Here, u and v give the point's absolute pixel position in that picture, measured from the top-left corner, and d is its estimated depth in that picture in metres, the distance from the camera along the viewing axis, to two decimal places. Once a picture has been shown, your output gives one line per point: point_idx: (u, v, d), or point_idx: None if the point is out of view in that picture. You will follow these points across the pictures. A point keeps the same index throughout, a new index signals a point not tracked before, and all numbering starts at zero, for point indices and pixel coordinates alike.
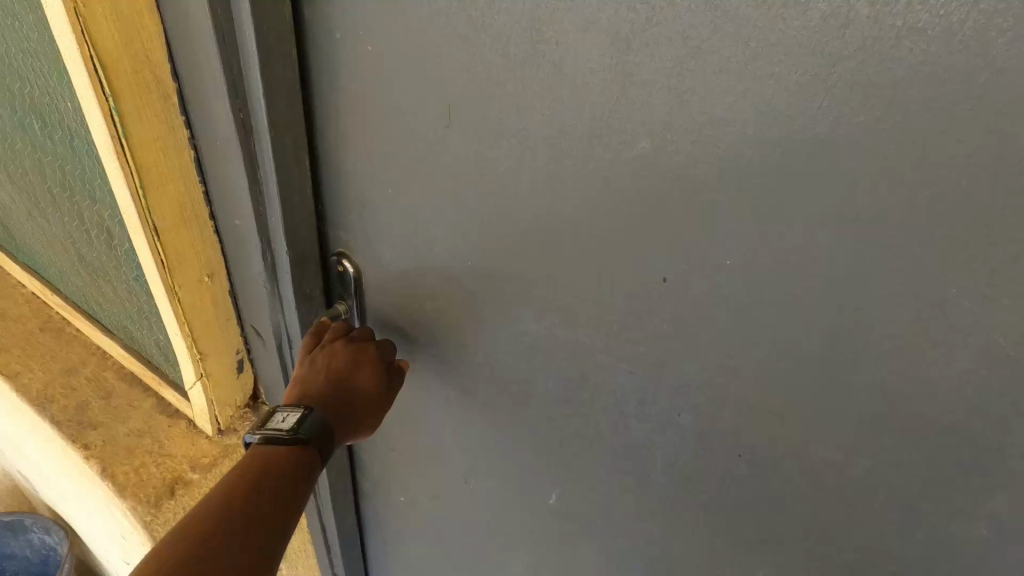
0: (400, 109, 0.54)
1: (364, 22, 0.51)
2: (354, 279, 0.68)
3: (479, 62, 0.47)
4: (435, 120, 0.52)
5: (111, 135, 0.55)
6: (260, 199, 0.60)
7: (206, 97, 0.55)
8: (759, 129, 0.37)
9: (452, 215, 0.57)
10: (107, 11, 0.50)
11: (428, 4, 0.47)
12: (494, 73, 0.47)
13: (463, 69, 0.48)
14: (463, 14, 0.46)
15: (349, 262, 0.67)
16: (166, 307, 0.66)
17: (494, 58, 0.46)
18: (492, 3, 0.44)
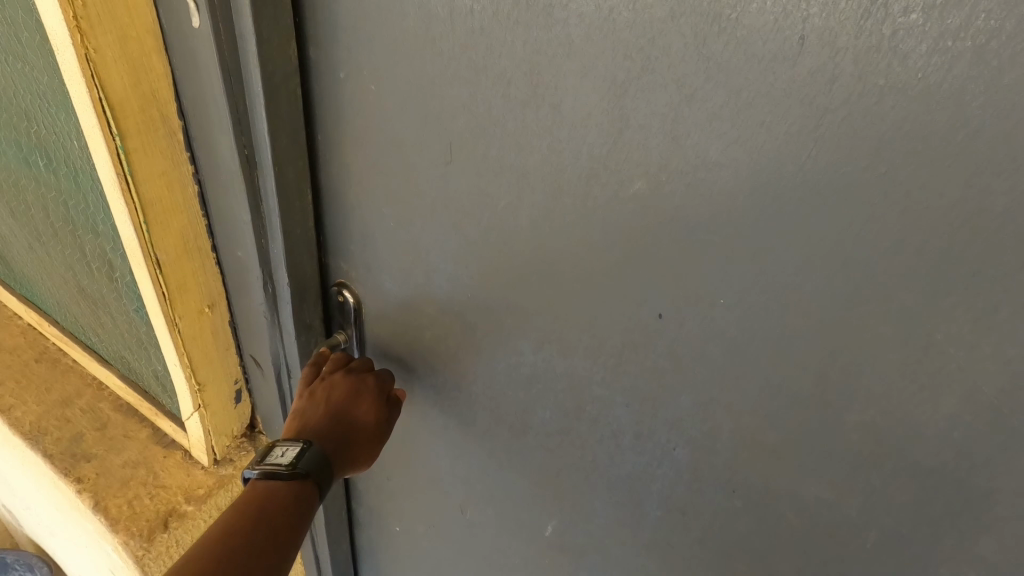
0: (401, 147, 0.55)
1: (368, 64, 0.53)
2: (354, 309, 0.68)
3: (480, 103, 0.49)
4: (435, 158, 0.54)
5: (117, 172, 0.55)
6: (262, 232, 0.61)
7: (212, 133, 0.57)
8: (751, 173, 0.39)
9: (451, 249, 0.58)
10: (116, 55, 0.51)
11: (431, 47, 0.49)
12: (495, 113, 0.48)
13: (464, 109, 0.50)
14: (465, 58, 0.48)
15: (349, 293, 0.68)
16: (166, 339, 0.66)
17: (494, 99, 0.48)
18: (494, 49, 0.46)
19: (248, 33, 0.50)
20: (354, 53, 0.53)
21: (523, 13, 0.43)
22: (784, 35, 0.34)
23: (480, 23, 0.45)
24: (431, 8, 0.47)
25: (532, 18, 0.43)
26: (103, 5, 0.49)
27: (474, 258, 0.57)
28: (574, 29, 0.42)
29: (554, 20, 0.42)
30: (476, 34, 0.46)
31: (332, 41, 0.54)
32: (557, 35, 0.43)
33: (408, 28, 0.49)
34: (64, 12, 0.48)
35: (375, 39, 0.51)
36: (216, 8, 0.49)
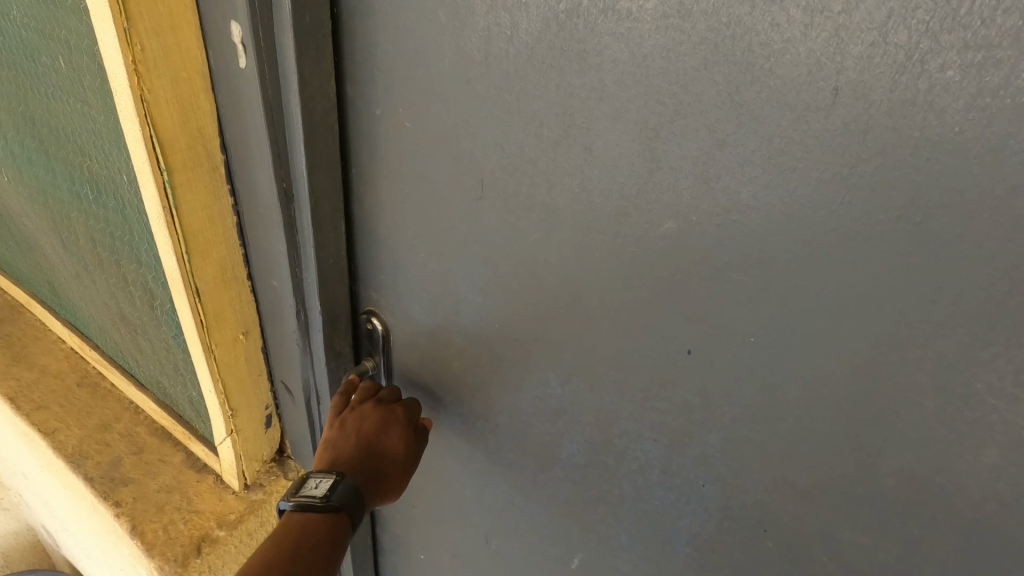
0: (434, 184, 0.57)
1: (404, 104, 0.55)
2: (383, 336, 0.70)
3: (513, 141, 0.50)
4: (467, 194, 0.55)
5: (163, 206, 0.57)
6: (297, 262, 0.63)
7: (253, 169, 0.59)
8: (784, 217, 0.39)
9: (480, 283, 0.59)
10: (168, 96, 0.53)
11: (466, 89, 0.50)
12: (527, 152, 0.50)
13: (497, 146, 0.51)
14: (500, 99, 0.49)
15: (378, 321, 0.69)
16: (202, 365, 0.68)
17: (526, 139, 0.49)
18: (527, 91, 0.47)
19: (292, 75, 0.52)
20: (390, 94, 0.55)
21: (558, 57, 0.45)
22: (816, 85, 0.35)
23: (514, 66, 0.47)
24: (468, 52, 0.49)
25: (566, 63, 0.44)
26: (159, 49, 0.51)
27: (502, 291, 0.58)
28: (607, 74, 0.43)
29: (587, 65, 0.43)
30: (509, 78, 0.48)
31: (370, 82, 0.56)
32: (590, 79, 0.44)
33: (443, 71, 0.51)
34: (124, 56, 0.50)
35: (411, 80, 0.53)
36: (263, 53, 0.52)
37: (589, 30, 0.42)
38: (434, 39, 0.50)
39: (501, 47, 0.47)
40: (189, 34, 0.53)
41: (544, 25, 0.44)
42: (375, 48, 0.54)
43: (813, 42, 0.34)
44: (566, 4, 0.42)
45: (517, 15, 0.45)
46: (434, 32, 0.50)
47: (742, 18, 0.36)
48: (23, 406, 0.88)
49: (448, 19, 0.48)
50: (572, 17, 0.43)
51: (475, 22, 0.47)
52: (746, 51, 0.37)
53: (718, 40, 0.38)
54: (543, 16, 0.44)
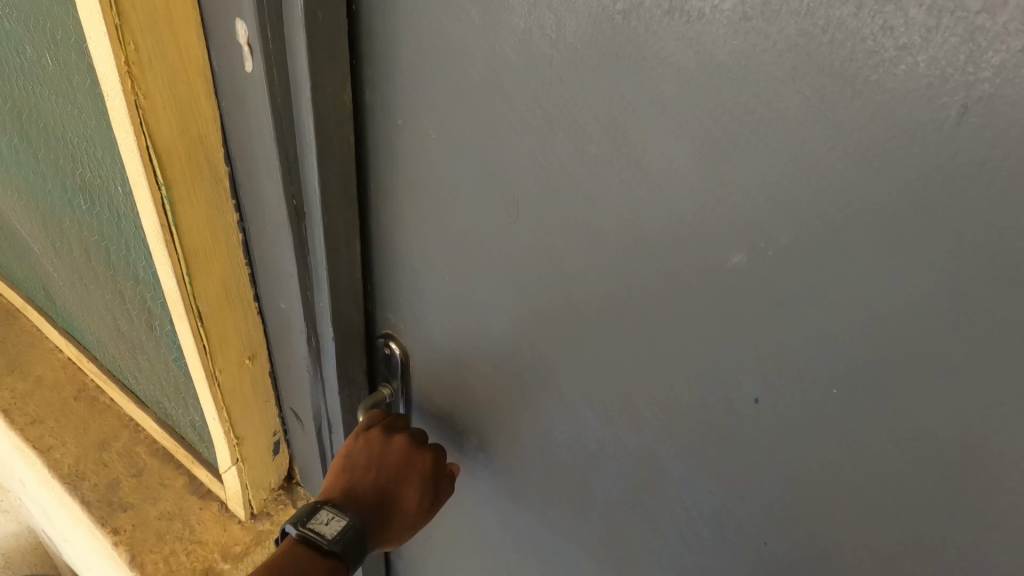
0: (461, 200, 0.51)
1: (428, 112, 0.49)
2: (401, 362, 0.65)
3: (553, 157, 0.44)
4: (498, 212, 0.50)
5: (161, 223, 0.52)
6: (308, 283, 0.58)
7: (260, 183, 0.53)
8: (883, 252, 0.33)
9: (512, 309, 0.53)
10: (166, 101, 0.47)
11: (500, 97, 0.44)
12: (570, 169, 0.44)
13: (534, 161, 0.45)
14: (539, 111, 0.43)
15: (396, 344, 0.64)
16: (205, 391, 0.63)
17: (568, 154, 0.43)
18: (572, 101, 0.41)
19: (303, 80, 0.47)
20: (412, 100, 0.49)
21: (611, 63, 0.39)
22: (938, 101, 0.29)
23: (558, 74, 0.41)
24: (503, 54, 0.43)
25: (620, 72, 0.39)
26: (155, 48, 0.45)
27: (535, 319, 0.52)
28: (670, 84, 0.37)
29: (647, 71, 0.38)
30: (551, 84, 0.42)
31: (389, 87, 0.50)
32: (649, 86, 0.38)
33: (474, 75, 0.45)
34: (115, 57, 0.44)
35: (437, 86, 0.47)
36: (271, 55, 0.46)
37: (649, 34, 0.36)
38: (464, 40, 0.44)
39: (543, 50, 0.41)
40: (189, 32, 0.47)
41: (594, 27, 0.38)
42: (396, 49, 0.48)
43: (937, 49, 0.28)
44: (624, 3, 0.36)
45: (564, 16, 0.39)
46: (464, 32, 0.44)
47: (845, 21, 0.30)
48: (16, 420, 0.84)
49: (481, 16, 0.42)
50: (629, 18, 0.37)
51: (514, 23, 0.41)
52: (848, 60, 0.31)
53: (811, 47, 0.32)
54: (594, 17, 0.38)
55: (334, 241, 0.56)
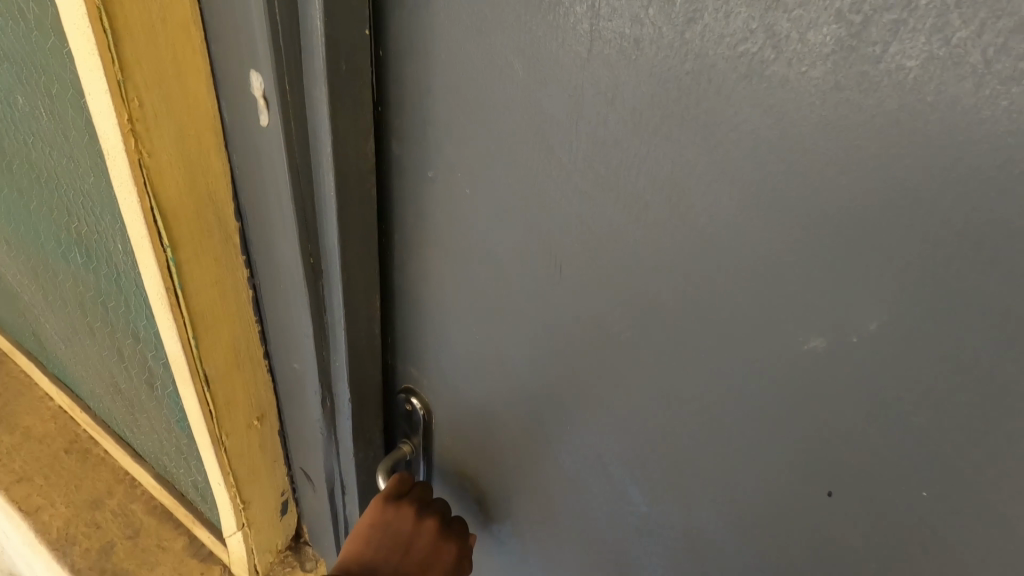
0: (495, 261, 0.48)
1: (461, 167, 0.45)
2: (424, 419, 0.61)
3: (602, 221, 0.40)
4: (537, 274, 0.46)
5: (166, 287, 0.47)
6: (325, 344, 0.53)
7: (274, 240, 0.49)
8: (995, 352, 0.29)
9: (548, 374, 0.50)
10: (173, 157, 0.43)
11: (544, 157, 0.41)
12: (622, 235, 0.40)
13: (580, 225, 0.42)
14: (589, 172, 0.40)
15: (418, 400, 0.60)
16: (210, 457, 0.58)
17: (619, 220, 0.40)
18: (628, 165, 0.38)
19: (324, 136, 0.42)
20: (443, 154, 0.46)
21: (674, 126, 0.35)
22: None
23: (613, 135, 0.37)
24: (549, 112, 0.39)
25: (685, 138, 0.35)
26: (162, 102, 0.41)
27: (573, 387, 0.49)
28: (742, 155, 0.33)
29: (715, 139, 0.34)
30: (603, 147, 0.38)
31: (418, 139, 0.46)
32: (717, 153, 0.34)
33: (514, 132, 0.41)
34: (118, 114, 0.40)
35: (472, 141, 0.44)
36: (289, 110, 0.42)
37: (720, 99, 0.33)
38: (505, 95, 0.40)
39: (596, 110, 0.37)
40: (198, 83, 0.42)
41: (657, 87, 0.34)
42: (428, 100, 0.44)
43: None
44: (693, 64, 0.33)
45: (622, 75, 0.35)
46: (506, 86, 0.40)
47: (961, 99, 0.26)
48: (2, 477, 0.78)
49: (527, 71, 0.39)
50: (698, 80, 0.33)
51: (564, 80, 0.38)
52: (960, 142, 0.27)
53: (913, 125, 0.28)
54: (657, 77, 0.34)
55: (354, 302, 0.51)
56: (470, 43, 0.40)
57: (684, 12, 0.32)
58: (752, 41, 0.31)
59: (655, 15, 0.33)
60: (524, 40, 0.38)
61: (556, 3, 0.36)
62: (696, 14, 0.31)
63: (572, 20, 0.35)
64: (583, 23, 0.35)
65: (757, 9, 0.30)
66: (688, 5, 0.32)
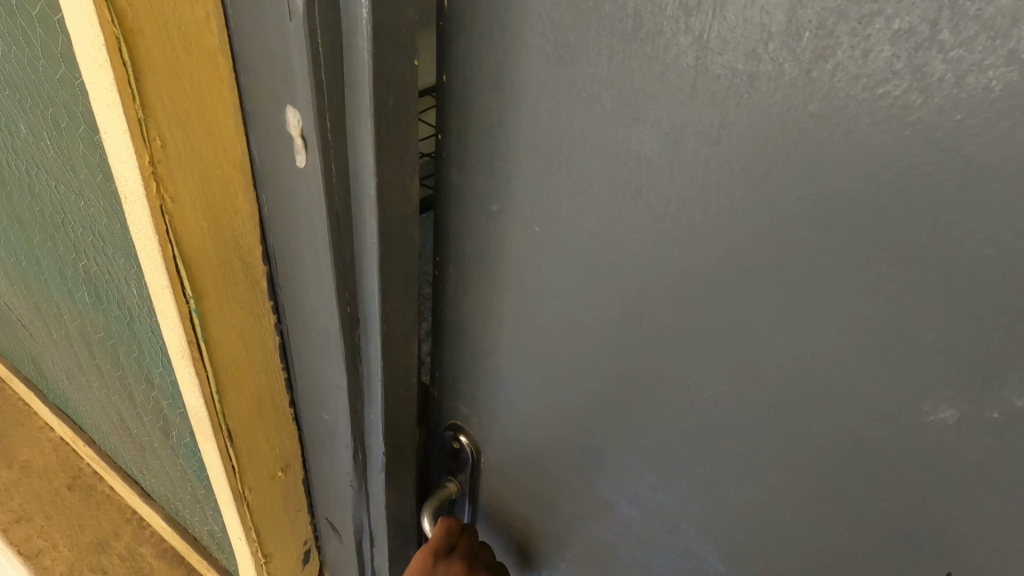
0: (556, 307, 0.42)
1: (522, 204, 0.40)
2: (472, 457, 0.56)
3: (686, 274, 0.36)
4: (605, 326, 0.41)
5: (187, 340, 0.43)
6: (358, 394, 0.49)
7: (305, 285, 0.44)
8: None
9: (612, 430, 0.45)
10: (198, 200, 0.39)
11: (626, 197, 0.36)
12: (710, 292, 0.35)
13: (658, 276, 0.37)
14: (675, 219, 0.34)
15: (466, 438, 0.55)
16: (231, 513, 0.53)
17: (712, 273, 0.34)
18: (723, 215, 0.33)
19: (367, 176, 0.38)
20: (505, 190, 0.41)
21: (793, 171, 0.29)
22: None
23: (710, 180, 0.32)
24: (640, 151, 0.34)
25: (798, 189, 0.30)
26: (186, 141, 0.37)
27: (643, 445, 0.44)
28: (867, 213, 0.28)
29: (842, 191, 0.28)
30: (702, 194, 0.33)
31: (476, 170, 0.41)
32: (845, 207, 0.28)
33: (591, 171, 0.36)
34: (138, 156, 0.35)
35: (539, 176, 0.39)
36: (329, 149, 0.38)
37: (848, 148, 0.27)
38: (585, 129, 0.35)
39: (695, 150, 0.32)
40: (225, 118, 0.38)
41: (772, 129, 0.29)
42: (490, 130, 0.39)
43: None
44: (820, 105, 0.27)
45: (728, 113, 0.30)
46: (588, 119, 0.35)
47: None
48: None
49: (615, 104, 0.34)
50: (822, 126, 0.28)
51: (656, 115, 0.33)
52: None
53: None
54: (773, 118, 0.29)
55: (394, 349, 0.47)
56: (549, 69, 0.35)
57: (811, 48, 0.27)
58: (895, 83, 0.25)
59: (776, 50, 0.28)
60: (613, 70, 0.33)
61: (656, 32, 0.30)
62: (828, 50, 0.26)
63: (675, 51, 0.30)
64: (687, 55, 0.30)
65: (906, 47, 0.24)
66: (818, 41, 0.26)
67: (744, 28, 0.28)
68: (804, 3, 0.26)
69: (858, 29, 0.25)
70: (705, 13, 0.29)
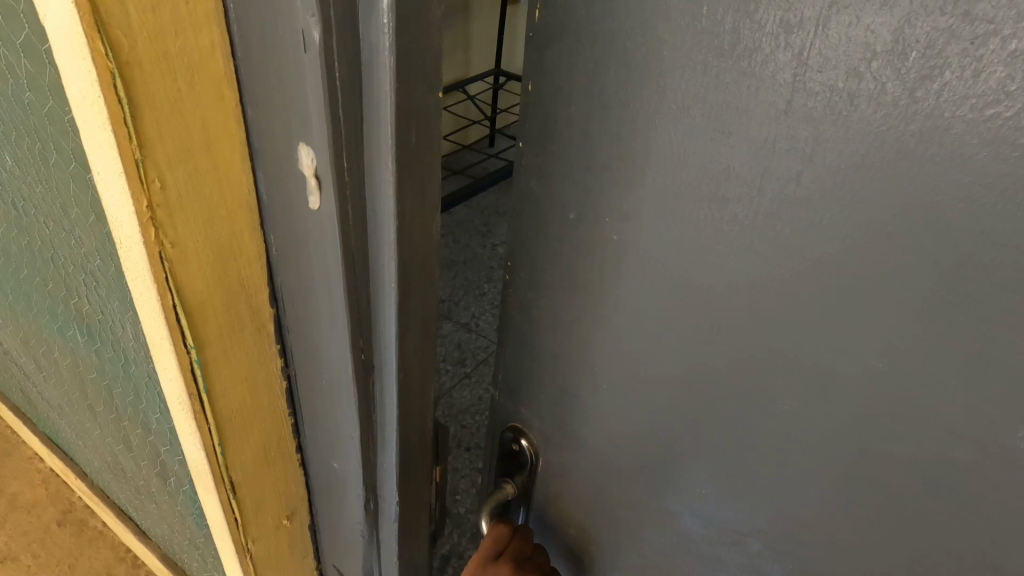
0: (607, 344, 0.38)
1: (577, 228, 0.36)
2: (533, 460, 0.47)
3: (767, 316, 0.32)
4: (663, 366, 0.36)
5: (188, 391, 0.40)
6: (371, 444, 0.45)
7: (316, 332, 0.41)
8: None
9: (670, 475, 0.40)
10: (201, 246, 0.36)
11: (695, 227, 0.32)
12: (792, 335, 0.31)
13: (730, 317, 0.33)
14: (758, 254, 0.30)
15: (527, 442, 0.46)
16: (232, 561, 0.51)
17: (802, 312, 0.30)
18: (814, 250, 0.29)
19: (385, 215, 0.35)
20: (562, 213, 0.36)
21: (894, 198, 0.26)
22: None
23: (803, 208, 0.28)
24: (722, 173, 0.30)
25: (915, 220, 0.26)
26: (188, 183, 0.34)
27: (705, 493, 0.39)
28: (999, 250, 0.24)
29: (960, 224, 0.25)
30: (789, 225, 0.29)
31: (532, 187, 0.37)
32: (961, 241, 0.25)
33: (664, 191, 0.32)
34: (136, 202, 0.33)
35: (601, 199, 0.34)
36: (344, 190, 0.34)
37: (960, 175, 0.24)
38: (658, 146, 0.31)
39: (788, 172, 0.28)
40: (232, 156, 0.35)
41: (867, 153, 0.25)
42: (542, 148, 0.35)
43: None
44: (924, 128, 0.24)
45: (826, 136, 0.26)
46: (661, 139, 0.31)
47: None
48: None
49: (706, 119, 0.29)
50: (931, 152, 0.24)
51: (739, 137, 0.28)
52: None
53: None
54: (867, 141, 0.25)
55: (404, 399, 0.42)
56: (621, 76, 0.31)
57: (917, 68, 0.23)
58: (1007, 105, 0.22)
59: (880, 69, 0.24)
60: (700, 84, 0.28)
61: (751, 48, 0.26)
62: (935, 70, 0.23)
63: (770, 68, 0.26)
64: (784, 72, 0.26)
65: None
66: (925, 64, 0.23)
67: (846, 46, 0.24)
68: (915, 22, 0.23)
69: (970, 50, 0.22)
70: (807, 28, 0.25)
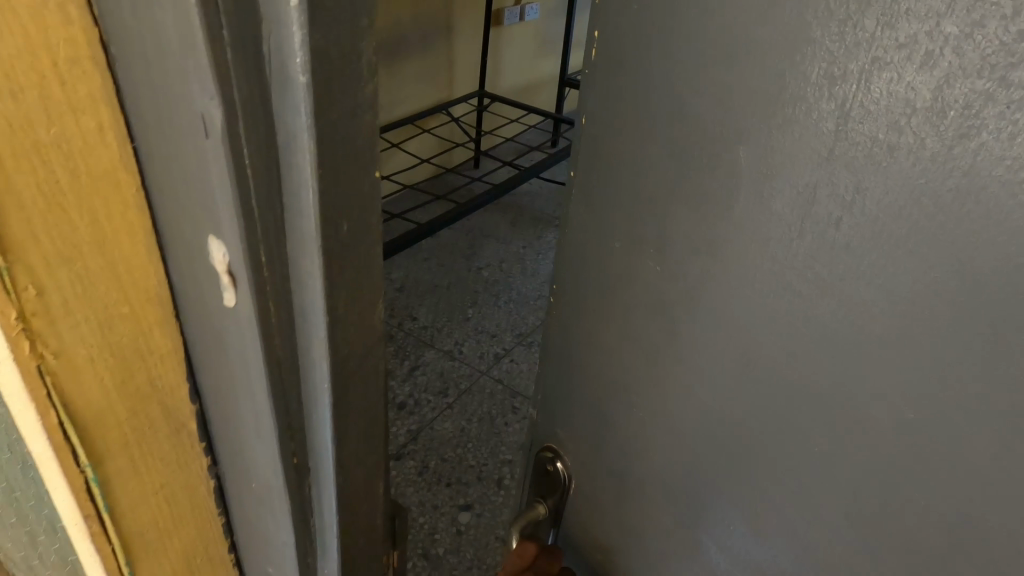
0: (687, 321, 0.56)
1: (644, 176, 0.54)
2: None
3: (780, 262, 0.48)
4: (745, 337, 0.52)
5: (64, 462, 0.39)
6: (307, 552, 0.41)
7: (229, 433, 0.37)
8: None
9: (757, 437, 0.55)
10: (75, 311, 0.36)
11: (773, 250, 0.48)
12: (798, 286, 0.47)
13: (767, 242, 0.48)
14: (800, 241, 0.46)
15: None
16: None
17: (878, 295, 0.43)
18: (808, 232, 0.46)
19: (315, 315, 0.32)
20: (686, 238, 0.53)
21: (929, 237, 0.40)
22: None
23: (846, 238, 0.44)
24: (815, 211, 0.45)
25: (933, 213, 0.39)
26: (62, 248, 0.34)
27: (710, 415, 0.57)
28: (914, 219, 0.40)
29: (972, 255, 0.39)
30: (860, 255, 0.44)
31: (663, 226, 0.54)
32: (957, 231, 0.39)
33: (755, 219, 0.48)
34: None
35: (727, 238, 0.50)
36: (268, 287, 0.30)
37: (975, 184, 0.37)
38: (763, 185, 0.47)
39: (830, 210, 0.44)
40: (125, 208, 0.35)
41: (911, 200, 0.40)
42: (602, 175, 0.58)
43: None
44: (960, 180, 0.38)
45: (865, 178, 0.42)
46: (752, 180, 0.47)
47: None
48: None
49: (759, 158, 0.46)
50: (969, 189, 0.38)
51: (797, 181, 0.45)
52: None
53: None
54: (910, 186, 0.40)
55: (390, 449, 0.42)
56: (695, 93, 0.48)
57: (956, 127, 0.37)
58: (979, 136, 0.36)
59: (918, 124, 0.38)
60: (769, 141, 0.45)
61: (801, 95, 0.43)
62: (971, 130, 0.37)
63: (816, 114, 0.43)
64: (829, 122, 0.42)
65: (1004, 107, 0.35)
66: (963, 119, 0.37)
67: (890, 98, 0.39)
68: (952, 82, 0.37)
69: (1007, 113, 0.35)
70: (847, 80, 0.41)
